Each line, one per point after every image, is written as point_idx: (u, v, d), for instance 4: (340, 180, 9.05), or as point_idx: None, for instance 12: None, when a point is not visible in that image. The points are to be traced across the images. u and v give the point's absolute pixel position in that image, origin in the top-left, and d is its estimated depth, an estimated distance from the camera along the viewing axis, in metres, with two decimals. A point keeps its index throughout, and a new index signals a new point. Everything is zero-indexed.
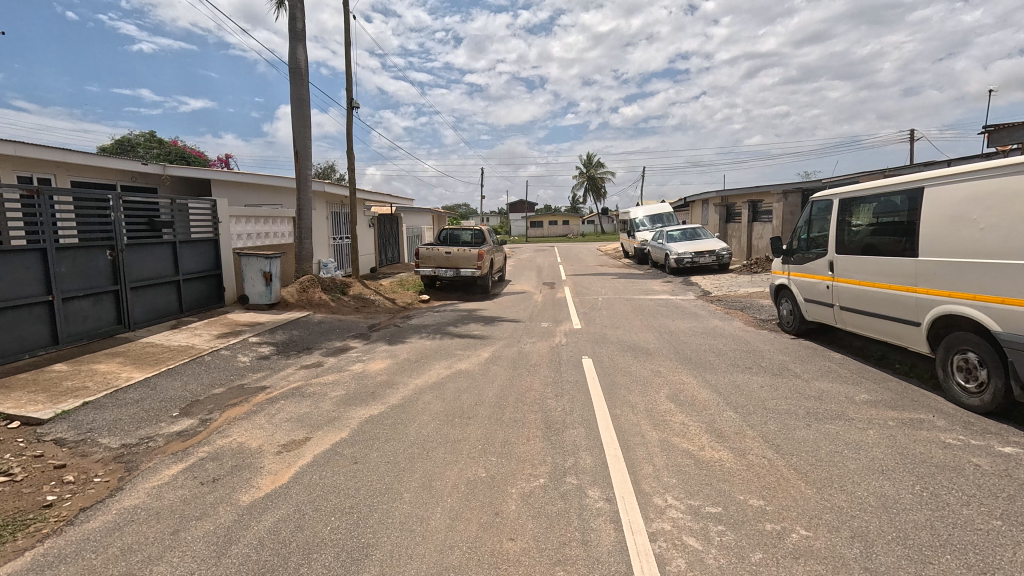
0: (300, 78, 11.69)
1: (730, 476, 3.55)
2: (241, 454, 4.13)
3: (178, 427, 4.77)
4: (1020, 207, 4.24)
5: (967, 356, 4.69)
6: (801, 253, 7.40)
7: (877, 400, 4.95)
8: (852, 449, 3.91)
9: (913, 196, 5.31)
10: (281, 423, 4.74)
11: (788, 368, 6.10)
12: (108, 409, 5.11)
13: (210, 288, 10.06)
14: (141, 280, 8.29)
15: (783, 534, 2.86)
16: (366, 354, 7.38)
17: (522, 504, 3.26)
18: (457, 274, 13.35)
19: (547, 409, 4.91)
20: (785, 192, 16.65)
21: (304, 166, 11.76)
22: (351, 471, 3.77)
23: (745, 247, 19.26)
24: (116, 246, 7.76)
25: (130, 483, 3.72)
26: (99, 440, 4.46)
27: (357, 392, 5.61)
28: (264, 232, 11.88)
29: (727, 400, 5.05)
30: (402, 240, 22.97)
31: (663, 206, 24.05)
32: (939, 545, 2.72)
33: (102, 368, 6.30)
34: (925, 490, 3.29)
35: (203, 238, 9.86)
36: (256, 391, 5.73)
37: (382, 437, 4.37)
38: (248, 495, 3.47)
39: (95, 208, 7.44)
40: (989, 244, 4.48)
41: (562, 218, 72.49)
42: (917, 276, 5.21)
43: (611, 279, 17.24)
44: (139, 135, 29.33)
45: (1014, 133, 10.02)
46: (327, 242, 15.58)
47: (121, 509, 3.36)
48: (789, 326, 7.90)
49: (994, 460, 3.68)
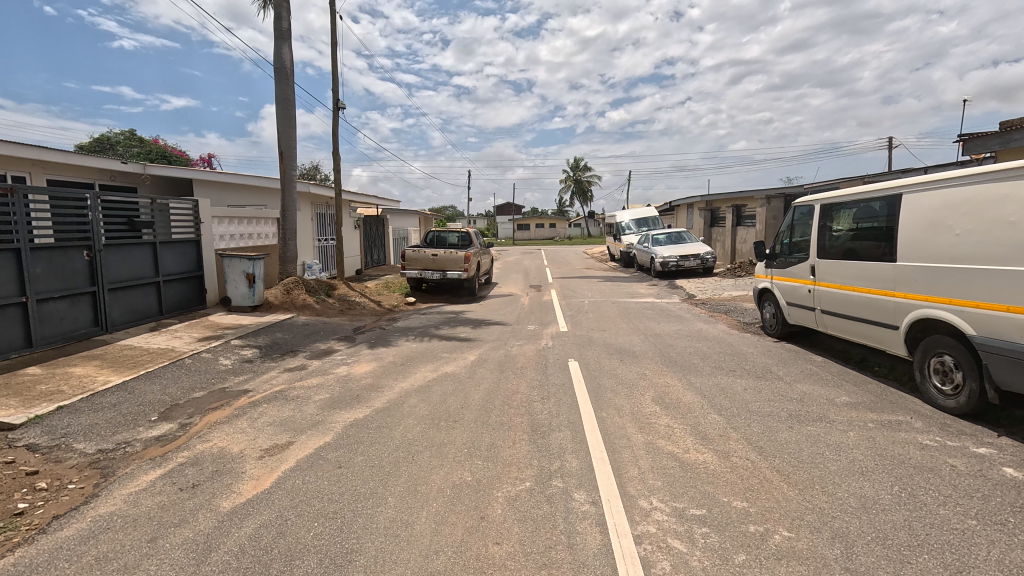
0: (285, 78, 11.57)
1: (714, 477, 3.59)
2: (222, 459, 4.05)
3: (156, 432, 4.67)
4: (993, 213, 4.36)
5: (944, 359, 4.80)
6: (784, 257, 7.52)
7: (856, 402, 5.04)
8: (833, 451, 3.97)
9: (892, 203, 5.43)
10: (263, 427, 4.67)
11: (771, 370, 6.18)
12: (84, 414, 4.99)
13: (191, 289, 9.89)
14: (120, 281, 8.11)
15: (766, 535, 2.90)
16: (352, 357, 7.31)
17: (508, 508, 3.24)
18: (444, 276, 13.28)
19: (533, 412, 4.91)
20: (769, 197, 16.92)
21: (289, 166, 11.63)
22: (334, 476, 3.72)
23: (729, 251, 19.49)
24: (94, 246, 7.59)
25: (106, 490, 3.62)
26: (74, 445, 4.34)
27: (341, 396, 5.55)
28: (248, 233, 11.71)
29: (712, 403, 5.10)
30: (388, 242, 22.85)
31: (649, 210, 24.26)
32: (917, 545, 2.77)
33: (78, 371, 6.14)
34: (904, 491, 3.35)
35: (184, 238, 9.69)
36: (238, 395, 5.64)
37: (366, 441, 4.33)
38: (229, 501, 3.41)
39: (72, 208, 7.27)
40: (965, 250, 4.60)
41: (549, 221, 72.69)
42: (896, 280, 5.32)
43: (597, 281, 17.33)
44: (120, 134, 28.78)
45: (988, 142, 10.27)
46: (312, 244, 15.42)
47: (97, 516, 3.27)
48: (772, 330, 8.01)
49: (969, 460, 3.77)
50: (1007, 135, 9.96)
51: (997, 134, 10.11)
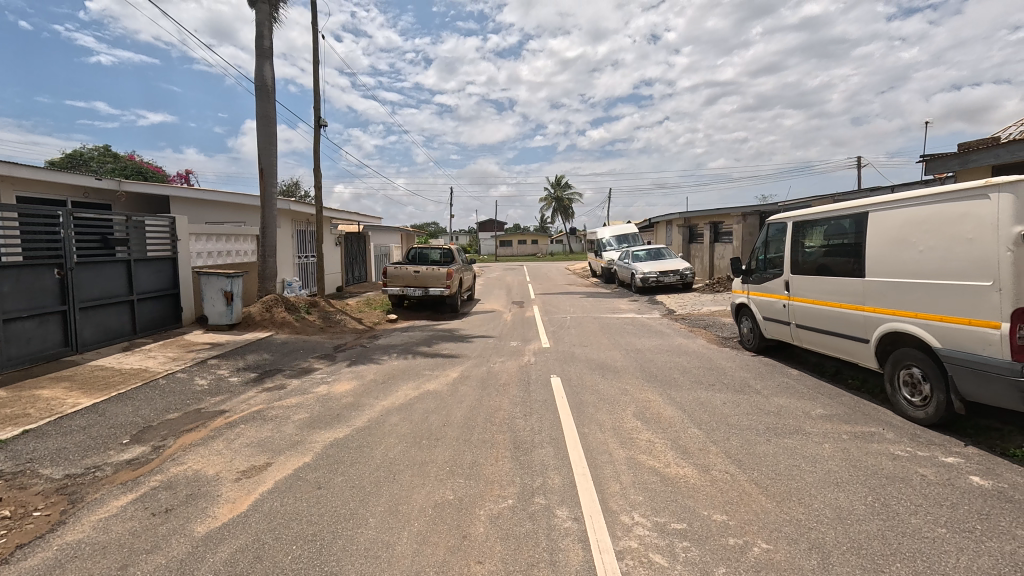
0: (266, 95, 11.55)
1: (694, 491, 3.62)
2: (197, 482, 3.95)
3: (128, 455, 4.53)
4: (952, 231, 4.58)
5: (912, 371, 4.96)
6: (759, 273, 7.71)
7: (831, 414, 5.15)
8: (809, 463, 4.05)
9: (859, 220, 5.65)
10: (240, 448, 4.57)
11: (749, 384, 6.29)
12: (51, 438, 4.82)
13: (166, 307, 9.68)
14: (92, 299, 7.90)
15: (745, 548, 2.94)
16: (332, 375, 7.21)
17: (490, 526, 3.23)
18: (426, 293, 13.23)
19: (515, 429, 4.91)
20: (744, 214, 17.35)
21: (269, 183, 11.55)
22: (314, 497, 3.66)
23: (707, 267, 19.90)
24: (65, 264, 7.39)
25: (74, 517, 3.50)
26: (39, 471, 4.19)
27: (321, 415, 5.48)
28: (225, 250, 11.53)
29: (691, 417, 5.17)
30: (369, 259, 22.66)
31: (628, 227, 24.64)
32: (890, 554, 2.84)
33: (45, 394, 5.93)
34: (877, 501, 3.43)
35: (160, 255, 9.51)
36: (213, 416, 5.51)
37: (347, 461, 4.26)
38: (203, 526, 3.32)
39: (42, 225, 7.09)
40: (927, 265, 4.81)
41: (531, 238, 73.26)
42: (865, 295, 5.50)
43: (579, 297, 17.42)
44: (94, 150, 28.13)
45: (947, 162, 10.66)
46: (290, 261, 15.23)
47: (63, 545, 3.15)
48: (749, 344, 8.18)
49: (938, 470, 3.88)
50: (965, 156, 10.38)
51: (956, 155, 10.51)
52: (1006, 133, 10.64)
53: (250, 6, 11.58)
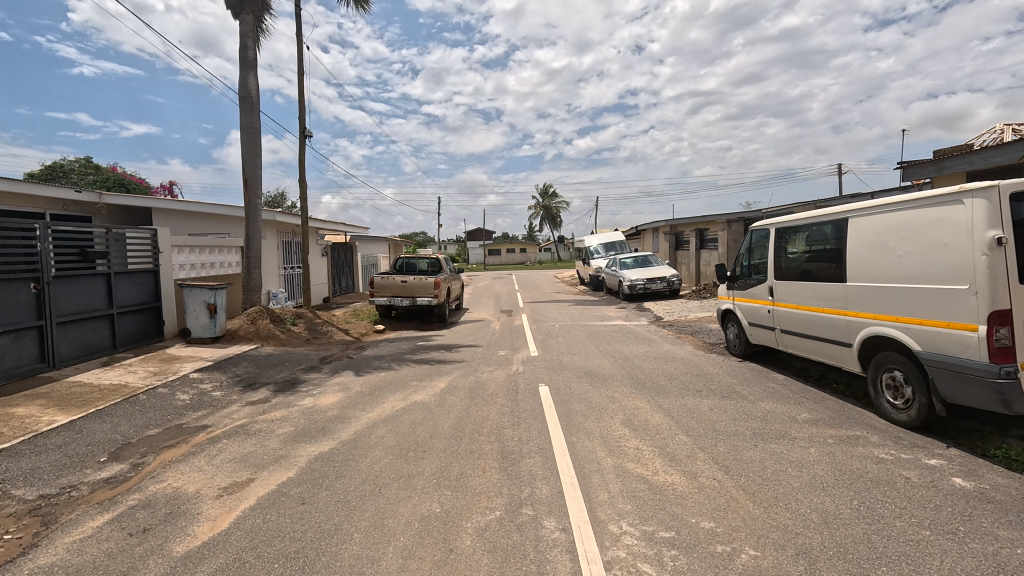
0: (250, 106, 11.48)
1: (683, 499, 3.61)
2: (176, 500, 3.85)
3: (106, 473, 4.42)
4: (929, 236, 4.67)
5: (894, 374, 5.03)
6: (744, 278, 7.79)
7: (816, 419, 5.19)
8: (795, 468, 4.07)
9: (839, 226, 5.75)
10: (222, 464, 4.47)
11: (736, 390, 6.31)
12: (26, 457, 4.68)
13: (147, 321, 9.50)
14: (69, 314, 7.73)
15: (733, 555, 2.93)
16: (317, 388, 7.09)
17: (477, 539, 3.19)
18: (413, 302, 13.14)
19: (503, 439, 4.88)
20: (729, 221, 17.54)
21: (254, 194, 11.44)
22: (297, 513, 3.59)
23: (694, 273, 20.05)
24: (42, 278, 7.23)
25: (47, 539, 3.39)
26: (12, 492, 4.06)
27: (307, 428, 5.39)
28: (207, 262, 11.36)
29: (679, 423, 5.19)
30: (357, 269, 22.54)
31: (615, 234, 24.79)
32: (876, 558, 2.85)
33: (19, 412, 5.76)
34: (862, 504, 3.45)
35: (142, 268, 9.36)
36: (195, 431, 5.40)
37: (331, 475, 4.19)
38: (182, 545, 3.23)
39: (18, 238, 6.94)
40: (906, 270, 4.89)
41: (519, 246, 73.41)
42: (847, 299, 5.58)
43: (567, 305, 17.41)
44: (74, 161, 27.59)
45: (924, 168, 10.88)
46: (275, 272, 15.05)
47: (36, 568, 3.04)
48: (735, 349, 8.23)
49: (921, 472, 3.93)
50: (941, 162, 10.62)
51: (932, 161, 10.74)
52: (980, 140, 10.92)
53: (234, 18, 11.55)
